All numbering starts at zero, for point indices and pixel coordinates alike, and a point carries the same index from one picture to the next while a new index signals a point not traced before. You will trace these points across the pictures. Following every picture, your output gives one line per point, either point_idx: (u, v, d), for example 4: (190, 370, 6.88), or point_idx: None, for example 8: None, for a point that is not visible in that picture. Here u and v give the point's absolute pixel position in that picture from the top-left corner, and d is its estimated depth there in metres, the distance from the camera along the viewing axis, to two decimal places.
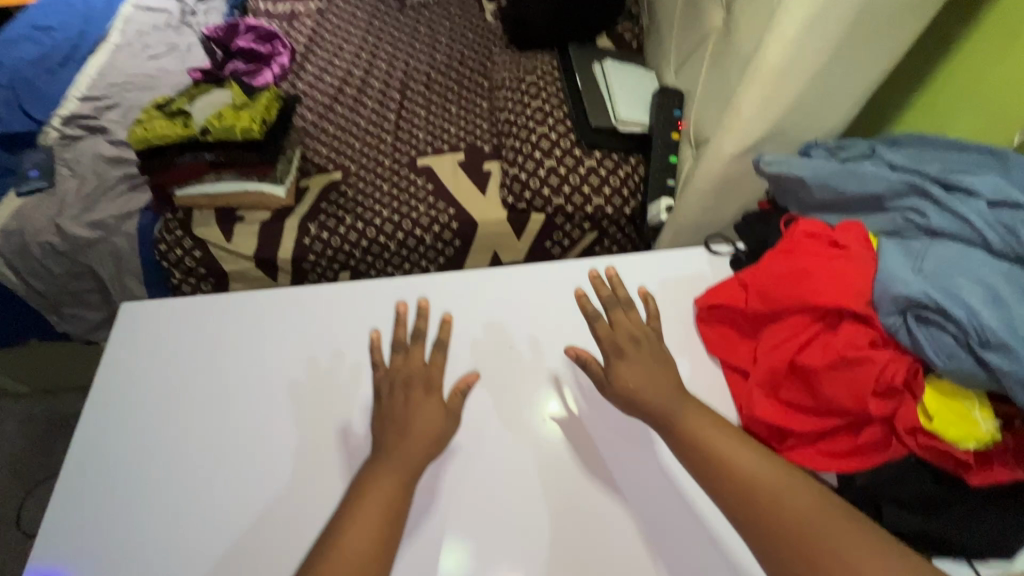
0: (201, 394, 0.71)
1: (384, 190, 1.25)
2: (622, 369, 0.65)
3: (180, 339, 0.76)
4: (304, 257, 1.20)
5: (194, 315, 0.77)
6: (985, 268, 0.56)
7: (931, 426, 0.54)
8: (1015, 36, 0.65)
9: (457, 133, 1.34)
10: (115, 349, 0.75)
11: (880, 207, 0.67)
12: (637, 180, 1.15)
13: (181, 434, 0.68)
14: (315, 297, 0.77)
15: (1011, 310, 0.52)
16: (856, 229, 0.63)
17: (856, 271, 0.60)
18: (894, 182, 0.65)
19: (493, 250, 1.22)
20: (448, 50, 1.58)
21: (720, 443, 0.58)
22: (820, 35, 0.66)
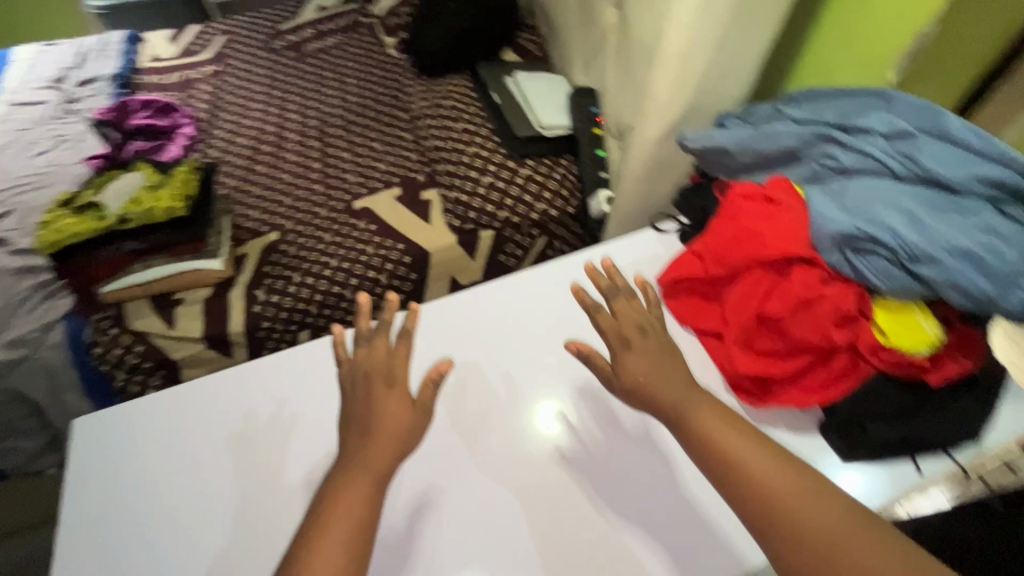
0: (186, 494, 0.67)
1: (326, 240, 1.22)
2: (629, 360, 0.62)
3: (152, 442, 0.70)
4: (258, 325, 1.15)
5: (164, 412, 0.73)
6: (897, 194, 0.63)
7: (889, 342, 0.60)
8: None
9: (387, 169, 1.34)
10: (79, 469, 0.69)
11: (797, 158, 0.74)
12: (574, 179, 1.19)
13: (177, 541, 0.64)
14: (293, 363, 0.76)
15: (926, 224, 0.59)
16: (782, 183, 0.69)
17: (793, 219, 0.65)
18: (804, 134, 0.72)
19: (450, 275, 1.22)
20: (358, 91, 1.58)
21: (728, 437, 0.54)
22: (711, 18, 0.72)
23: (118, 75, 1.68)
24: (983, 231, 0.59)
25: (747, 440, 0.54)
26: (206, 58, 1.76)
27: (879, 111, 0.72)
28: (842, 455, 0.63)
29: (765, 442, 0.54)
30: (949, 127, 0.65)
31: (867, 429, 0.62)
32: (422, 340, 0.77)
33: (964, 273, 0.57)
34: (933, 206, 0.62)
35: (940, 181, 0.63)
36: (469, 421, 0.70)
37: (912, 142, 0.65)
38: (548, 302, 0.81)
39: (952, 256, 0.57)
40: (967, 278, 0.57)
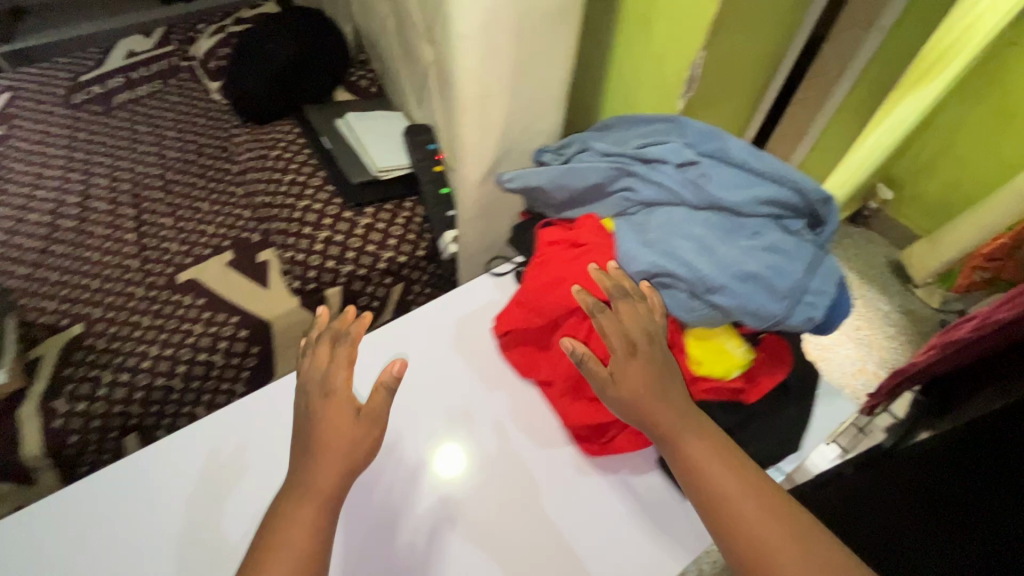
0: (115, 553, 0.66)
1: (144, 325, 1.05)
2: (628, 372, 0.55)
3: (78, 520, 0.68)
4: (63, 442, 0.96)
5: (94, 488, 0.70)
6: (692, 223, 0.64)
7: (701, 373, 0.62)
8: (648, 21, 0.73)
9: (217, 231, 1.20)
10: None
11: (606, 192, 0.73)
12: (420, 221, 1.13)
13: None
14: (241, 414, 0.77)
15: (716, 252, 0.61)
16: (589, 222, 0.69)
17: (601, 259, 0.65)
18: (606, 168, 0.71)
19: (300, 341, 1.11)
20: (179, 144, 1.40)
21: (716, 471, 0.50)
22: (496, 61, 0.68)
23: None
24: (769, 251, 0.62)
25: (741, 484, 0.49)
26: None
27: (673, 138, 0.73)
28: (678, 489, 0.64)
29: (756, 485, 0.48)
30: (729, 150, 0.68)
31: None
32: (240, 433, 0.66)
33: (754, 297, 0.59)
34: (724, 232, 0.64)
35: (728, 205, 0.64)
36: (402, 482, 0.63)
37: (700, 169, 0.67)
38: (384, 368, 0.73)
39: (743, 282, 0.59)
40: (758, 302, 0.59)
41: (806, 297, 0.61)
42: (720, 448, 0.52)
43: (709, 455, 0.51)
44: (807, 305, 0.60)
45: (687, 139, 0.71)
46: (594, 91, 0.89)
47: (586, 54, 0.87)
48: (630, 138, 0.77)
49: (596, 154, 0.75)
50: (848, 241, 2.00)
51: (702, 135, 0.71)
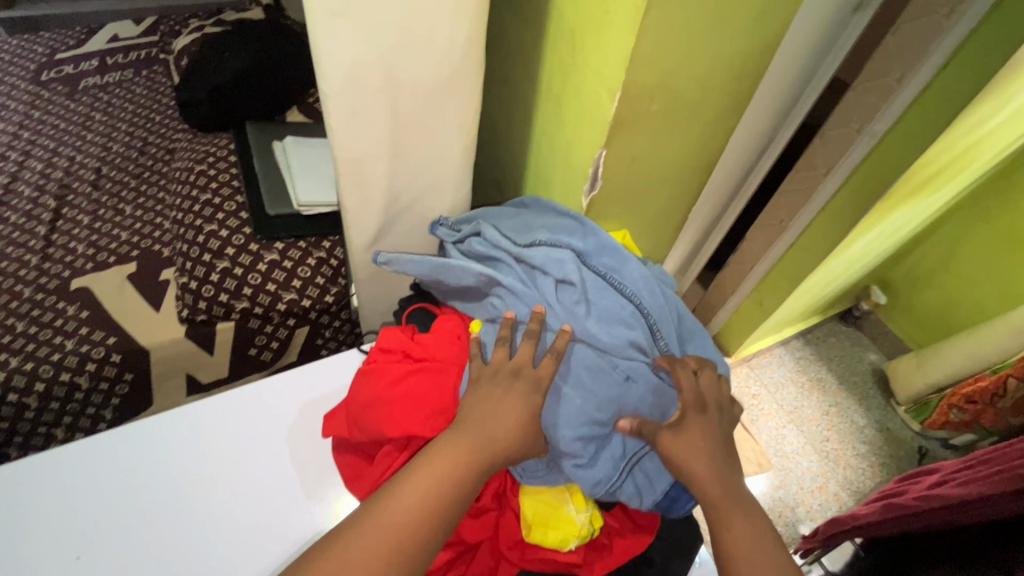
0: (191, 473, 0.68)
1: (17, 330, 0.98)
2: (686, 436, 0.54)
3: (147, 453, 0.69)
4: None
5: (162, 427, 0.71)
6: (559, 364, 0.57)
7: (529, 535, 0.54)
8: (558, 103, 0.64)
9: (129, 239, 1.12)
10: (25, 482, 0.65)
11: (484, 292, 0.64)
12: (335, 264, 1.04)
13: (178, 530, 0.64)
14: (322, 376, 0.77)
15: (572, 401, 0.55)
16: (446, 327, 0.66)
17: (430, 383, 0.61)
18: (479, 271, 0.62)
19: (184, 372, 1.03)
20: (126, 139, 1.34)
21: (750, 539, 0.50)
22: (365, 125, 0.59)
23: None
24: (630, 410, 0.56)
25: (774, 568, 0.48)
26: None
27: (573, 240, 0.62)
28: None
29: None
30: (621, 279, 0.61)
31: None
32: (190, 453, 0.69)
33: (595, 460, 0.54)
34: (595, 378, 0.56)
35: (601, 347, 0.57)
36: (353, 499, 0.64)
37: (587, 297, 0.59)
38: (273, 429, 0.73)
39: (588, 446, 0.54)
40: (596, 471, 0.54)
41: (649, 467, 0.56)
42: (761, 531, 0.51)
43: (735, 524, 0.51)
44: (648, 478, 0.56)
45: (584, 250, 0.61)
46: (514, 164, 0.81)
47: (507, 122, 0.78)
48: (526, 226, 0.66)
49: (482, 244, 0.65)
50: (834, 340, 1.75)
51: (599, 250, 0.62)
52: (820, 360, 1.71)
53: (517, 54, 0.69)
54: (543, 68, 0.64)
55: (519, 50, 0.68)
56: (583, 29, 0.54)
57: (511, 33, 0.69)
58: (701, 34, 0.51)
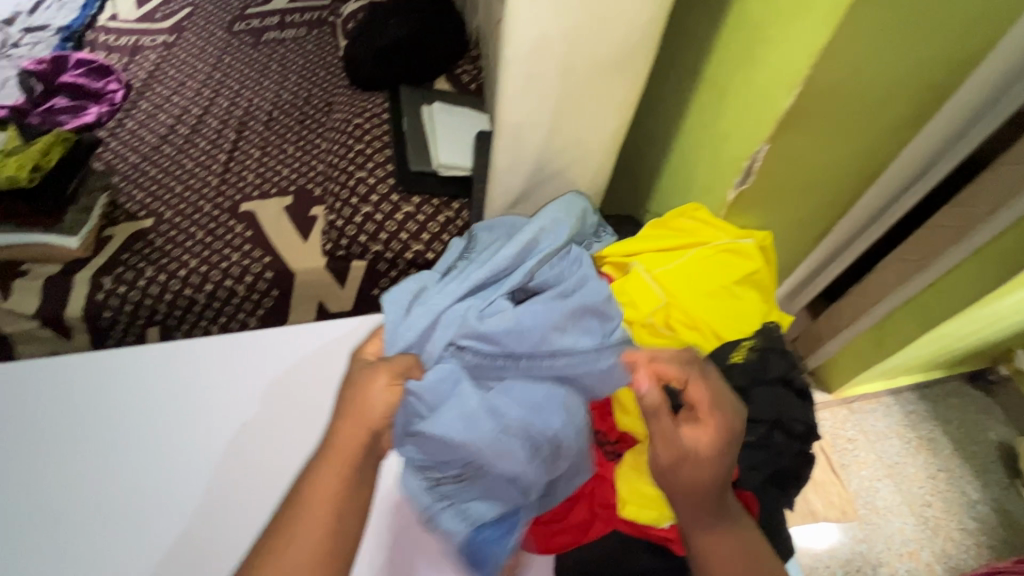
0: (153, 410, 0.69)
1: (196, 238, 1.16)
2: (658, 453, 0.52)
3: (137, 404, 0.70)
4: (99, 314, 1.09)
5: (139, 359, 0.72)
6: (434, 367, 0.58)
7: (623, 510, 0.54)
8: (721, 96, 0.65)
9: (288, 175, 1.28)
10: (26, 414, 0.68)
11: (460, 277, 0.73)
12: (461, 225, 1.12)
13: (138, 460, 0.66)
14: (298, 352, 0.74)
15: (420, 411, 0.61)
16: None
17: None
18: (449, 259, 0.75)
19: (317, 299, 1.15)
20: (294, 89, 1.51)
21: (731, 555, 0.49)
22: (535, 94, 0.64)
23: (69, 28, 1.65)
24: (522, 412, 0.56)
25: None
26: (164, 27, 1.70)
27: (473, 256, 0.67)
28: None
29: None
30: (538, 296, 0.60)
31: None
32: (155, 388, 0.71)
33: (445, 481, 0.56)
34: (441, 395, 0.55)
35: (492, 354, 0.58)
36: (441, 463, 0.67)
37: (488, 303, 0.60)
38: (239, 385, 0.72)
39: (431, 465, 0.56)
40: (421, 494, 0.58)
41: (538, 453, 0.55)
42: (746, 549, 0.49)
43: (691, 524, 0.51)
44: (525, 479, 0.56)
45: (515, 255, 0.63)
46: (659, 152, 0.82)
47: (658, 112, 0.80)
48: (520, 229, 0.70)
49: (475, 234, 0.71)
50: (956, 401, 1.57)
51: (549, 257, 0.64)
52: (935, 419, 1.54)
53: (686, 43, 0.70)
54: (714, 59, 0.65)
55: (689, 40, 0.69)
56: (771, 23, 0.54)
57: (685, 22, 0.70)
58: (902, 39, 0.50)
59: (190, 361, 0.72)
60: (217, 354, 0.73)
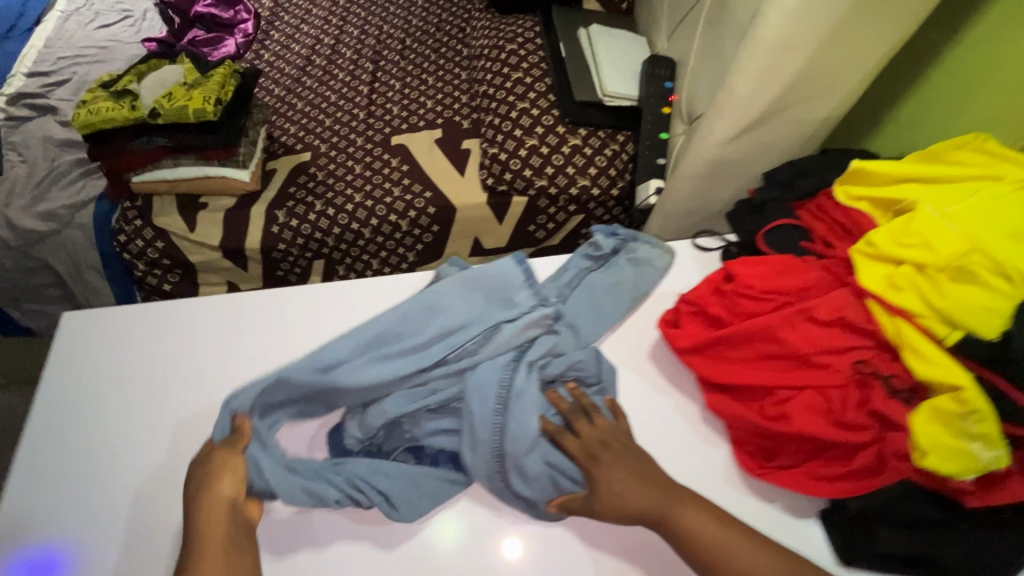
0: (156, 373, 0.72)
1: (356, 172, 1.17)
2: (604, 475, 0.57)
3: (168, 366, 0.73)
4: (274, 246, 1.13)
5: (150, 319, 0.76)
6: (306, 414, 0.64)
7: (925, 462, 0.50)
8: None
9: (434, 107, 1.25)
10: (83, 367, 0.73)
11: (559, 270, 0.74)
12: (626, 159, 1.07)
13: (135, 420, 0.69)
14: (289, 325, 0.76)
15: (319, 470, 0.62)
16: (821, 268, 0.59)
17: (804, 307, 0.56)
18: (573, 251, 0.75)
19: (473, 234, 1.15)
20: (423, 14, 1.45)
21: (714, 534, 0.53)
22: (818, 11, 0.61)
23: None
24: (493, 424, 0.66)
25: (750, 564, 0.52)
26: None
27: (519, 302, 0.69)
28: (837, 555, 0.55)
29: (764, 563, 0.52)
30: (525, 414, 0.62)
31: (875, 535, 0.53)
32: (156, 347, 0.74)
33: (321, 483, 0.59)
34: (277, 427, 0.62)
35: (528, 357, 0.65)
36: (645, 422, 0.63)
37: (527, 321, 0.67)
38: (225, 360, 0.73)
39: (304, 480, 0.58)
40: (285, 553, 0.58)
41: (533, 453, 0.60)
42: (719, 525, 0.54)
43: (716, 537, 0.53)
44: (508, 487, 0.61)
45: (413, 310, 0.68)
46: None
47: None
48: (629, 259, 0.74)
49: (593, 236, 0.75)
50: None
51: (611, 294, 0.71)
52: None
53: None
54: None
55: None
56: None
57: None
58: None
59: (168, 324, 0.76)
60: (190, 323, 0.76)
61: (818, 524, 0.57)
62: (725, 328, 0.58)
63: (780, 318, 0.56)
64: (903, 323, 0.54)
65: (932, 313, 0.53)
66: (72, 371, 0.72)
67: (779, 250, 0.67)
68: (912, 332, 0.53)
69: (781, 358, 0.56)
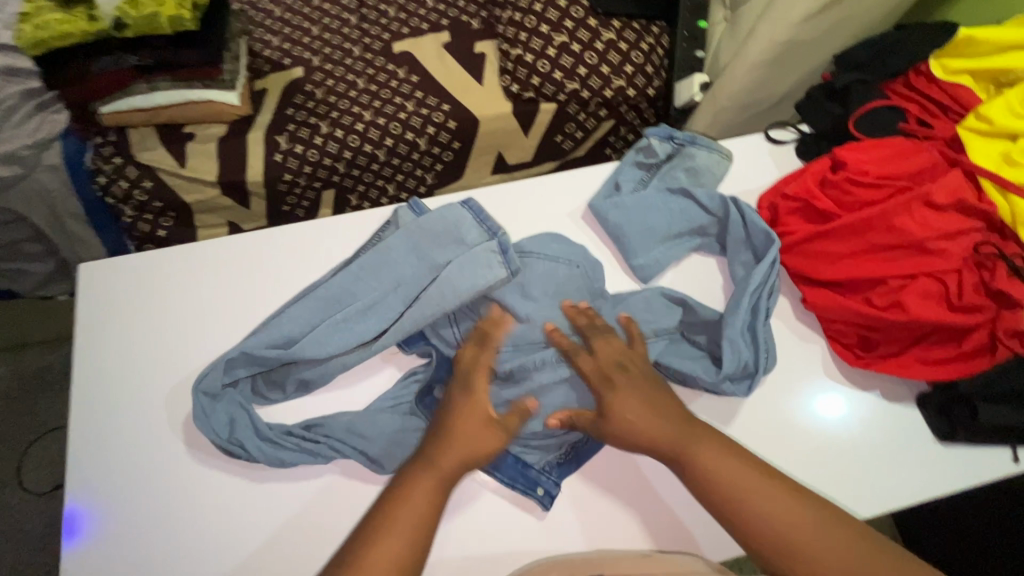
0: (177, 318, 0.65)
1: (360, 87, 1.04)
2: (613, 404, 0.55)
3: (190, 310, 0.65)
4: (278, 177, 1.01)
5: (166, 258, 0.67)
6: (259, 389, 0.60)
7: None
8: None
9: (436, 6, 1.10)
10: (99, 312, 0.65)
11: (615, 188, 0.68)
12: (661, 54, 1.00)
13: (163, 371, 0.62)
14: (314, 264, 0.68)
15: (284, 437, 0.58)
16: (928, 155, 0.57)
17: (919, 194, 0.55)
18: (630, 162, 0.69)
19: (496, 150, 1.06)
20: None
21: (740, 485, 0.50)
22: None
23: None
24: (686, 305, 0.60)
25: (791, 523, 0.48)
26: None
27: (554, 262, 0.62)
28: (935, 432, 0.56)
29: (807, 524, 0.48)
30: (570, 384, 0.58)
31: (979, 413, 0.53)
32: (175, 289, 0.66)
33: (285, 448, 0.57)
34: (215, 410, 0.57)
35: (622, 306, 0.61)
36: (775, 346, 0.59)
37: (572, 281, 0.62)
38: (246, 306, 0.66)
39: (270, 444, 0.57)
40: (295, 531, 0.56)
41: (551, 437, 0.59)
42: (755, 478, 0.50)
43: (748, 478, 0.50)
44: (523, 472, 0.57)
45: (360, 278, 0.62)
46: None
47: None
48: (686, 168, 0.67)
49: (646, 140, 0.68)
50: None
51: (665, 211, 0.64)
52: None
53: None
54: None
55: None
56: None
57: None
58: None
59: (190, 260, 0.67)
60: (206, 260, 0.68)
61: (915, 406, 0.57)
62: (836, 220, 0.57)
63: (895, 206, 0.55)
64: (1019, 201, 0.52)
65: None
66: (92, 321, 0.64)
67: (872, 134, 0.63)
68: None
69: (895, 248, 0.56)
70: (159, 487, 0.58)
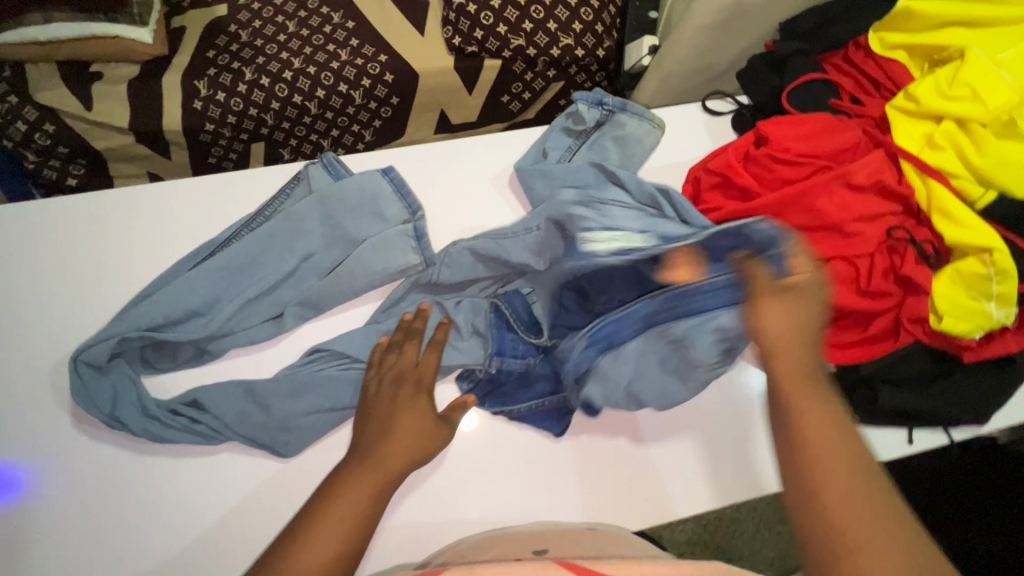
0: (53, 279, 0.58)
1: (290, 31, 0.95)
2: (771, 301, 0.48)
3: (67, 268, 0.58)
4: (199, 126, 0.93)
5: (41, 210, 0.60)
6: (148, 359, 0.54)
7: (940, 326, 0.50)
8: None
9: None
10: None
11: (542, 154, 0.64)
12: (613, 13, 0.94)
13: (34, 334, 0.56)
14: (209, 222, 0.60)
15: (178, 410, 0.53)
16: (851, 133, 0.55)
17: (837, 176, 0.53)
18: (558, 127, 0.64)
19: (439, 107, 1.00)
20: None
21: (833, 437, 0.43)
22: None
23: None
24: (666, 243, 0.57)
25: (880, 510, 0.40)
26: None
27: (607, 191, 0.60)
28: None
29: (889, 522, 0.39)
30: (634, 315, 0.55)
31: (878, 395, 0.54)
32: (53, 246, 0.59)
33: (171, 427, 0.52)
34: (98, 383, 0.52)
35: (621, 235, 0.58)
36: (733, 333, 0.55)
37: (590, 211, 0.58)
38: (132, 267, 0.59)
39: (154, 421, 0.52)
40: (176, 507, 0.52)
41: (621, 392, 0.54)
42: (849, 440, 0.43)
43: (840, 440, 0.42)
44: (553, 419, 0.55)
45: (270, 246, 0.56)
46: None
47: None
48: (616, 136, 0.63)
49: (575, 104, 0.64)
50: None
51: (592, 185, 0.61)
52: None
53: None
54: None
55: None
56: None
57: None
58: None
59: (68, 215, 0.60)
60: (89, 214, 0.60)
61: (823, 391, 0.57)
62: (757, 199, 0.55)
63: (816, 186, 0.53)
64: (936, 185, 0.52)
65: (968, 174, 0.51)
66: None
67: (804, 110, 0.61)
68: (945, 193, 0.51)
69: (813, 229, 0.54)
70: (27, 461, 0.52)
